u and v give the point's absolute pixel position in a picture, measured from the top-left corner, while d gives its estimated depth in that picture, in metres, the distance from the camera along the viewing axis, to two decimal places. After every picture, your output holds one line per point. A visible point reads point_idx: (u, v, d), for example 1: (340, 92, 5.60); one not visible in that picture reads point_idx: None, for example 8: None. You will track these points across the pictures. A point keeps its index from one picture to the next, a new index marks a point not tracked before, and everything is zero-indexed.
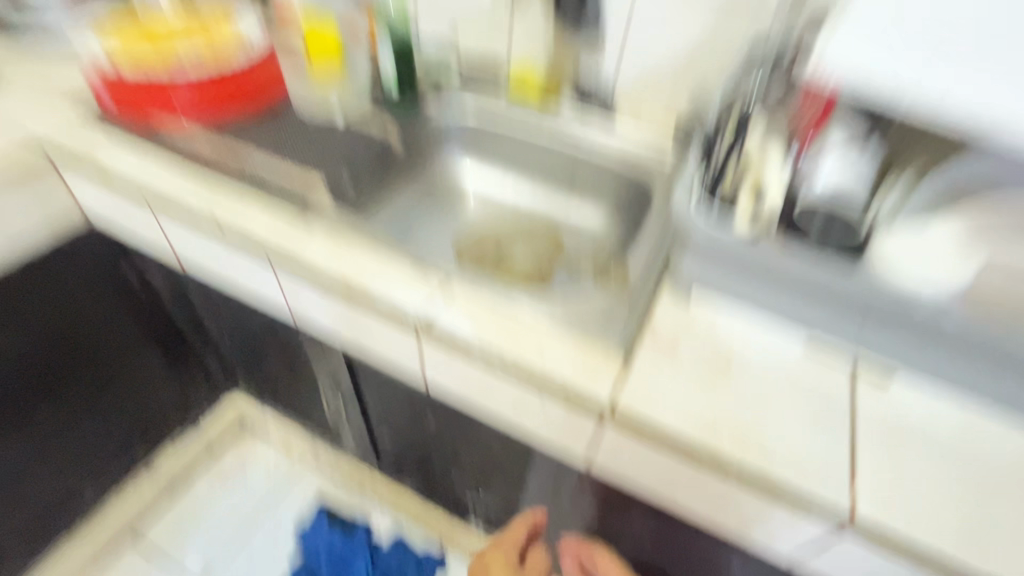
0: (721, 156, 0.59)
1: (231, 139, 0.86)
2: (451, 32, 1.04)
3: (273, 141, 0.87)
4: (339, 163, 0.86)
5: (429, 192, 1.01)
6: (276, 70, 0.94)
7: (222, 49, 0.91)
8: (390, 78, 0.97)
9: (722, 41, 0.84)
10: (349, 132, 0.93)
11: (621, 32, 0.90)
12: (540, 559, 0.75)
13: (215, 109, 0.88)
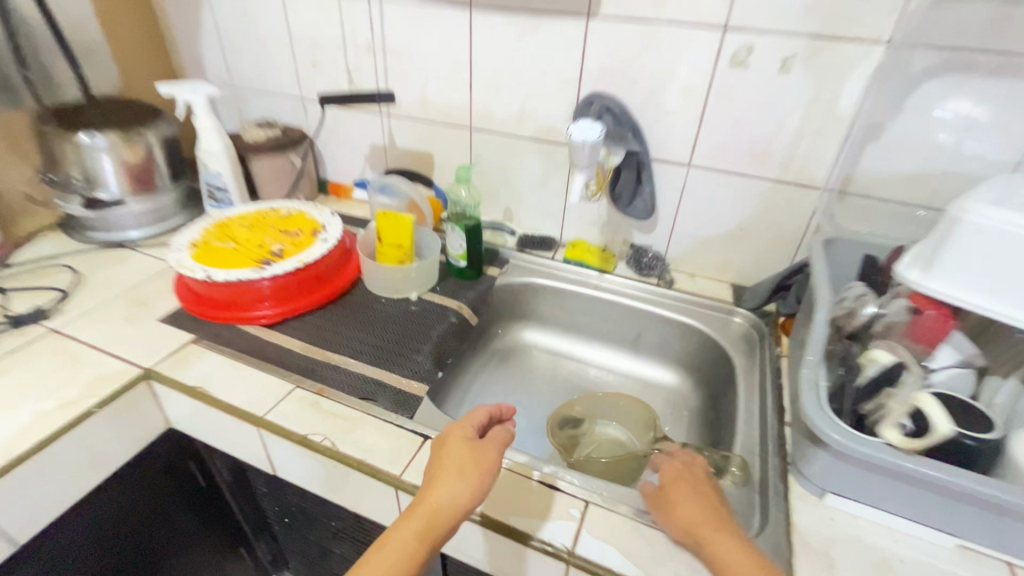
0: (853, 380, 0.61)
1: (317, 330, 0.88)
2: (508, 208, 1.13)
3: (357, 330, 0.88)
4: (424, 348, 0.86)
5: (501, 360, 1.05)
6: (347, 258, 1.01)
7: (304, 243, 0.95)
8: (458, 253, 1.01)
9: (770, 219, 0.92)
10: (426, 309, 0.95)
11: (673, 212, 0.99)
12: (502, 432, 0.65)
13: (298, 298, 0.91)
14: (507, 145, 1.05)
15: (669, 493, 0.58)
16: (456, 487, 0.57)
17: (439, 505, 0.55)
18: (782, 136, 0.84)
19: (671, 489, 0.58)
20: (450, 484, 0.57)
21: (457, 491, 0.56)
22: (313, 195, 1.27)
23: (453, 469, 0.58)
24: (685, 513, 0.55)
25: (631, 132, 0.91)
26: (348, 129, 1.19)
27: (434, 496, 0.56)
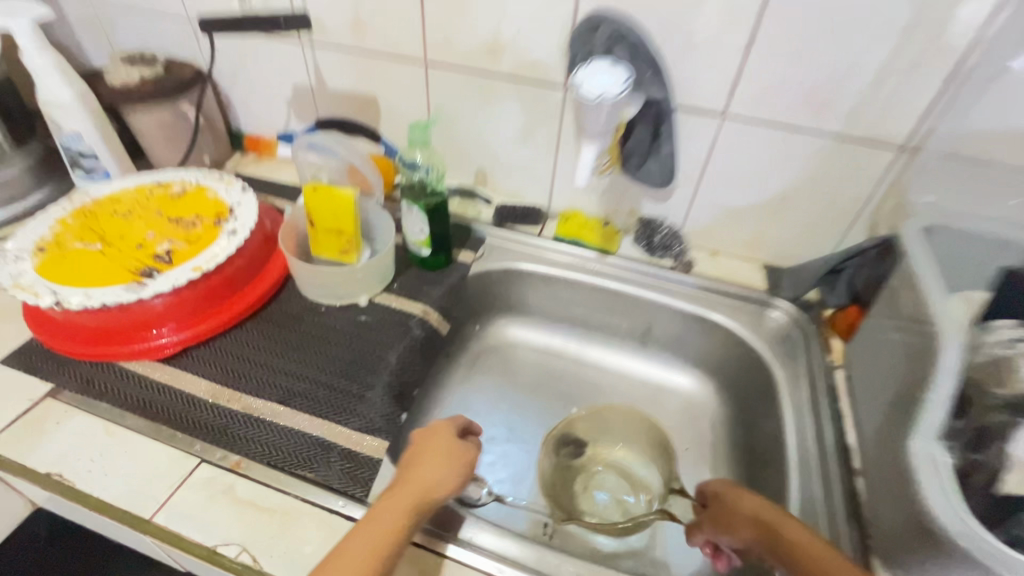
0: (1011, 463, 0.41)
1: (231, 363, 0.65)
2: (481, 169, 0.88)
3: (286, 361, 0.66)
4: (379, 380, 0.65)
5: (480, 367, 0.85)
6: (269, 250, 0.76)
7: (205, 238, 0.70)
8: (421, 236, 0.76)
9: (824, 186, 0.71)
10: (378, 320, 0.72)
11: (696, 176, 0.76)
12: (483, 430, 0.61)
13: (202, 317, 0.67)
14: (477, 86, 0.78)
15: (735, 498, 0.54)
16: (441, 470, 0.52)
17: (429, 486, 0.50)
18: (858, 75, 0.61)
19: (735, 494, 0.54)
20: (440, 465, 0.52)
21: (449, 474, 0.52)
22: (224, 153, 0.97)
23: (442, 452, 0.54)
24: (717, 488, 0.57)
25: (649, 70, 0.66)
26: (262, 63, 0.89)
27: (416, 477, 0.51)
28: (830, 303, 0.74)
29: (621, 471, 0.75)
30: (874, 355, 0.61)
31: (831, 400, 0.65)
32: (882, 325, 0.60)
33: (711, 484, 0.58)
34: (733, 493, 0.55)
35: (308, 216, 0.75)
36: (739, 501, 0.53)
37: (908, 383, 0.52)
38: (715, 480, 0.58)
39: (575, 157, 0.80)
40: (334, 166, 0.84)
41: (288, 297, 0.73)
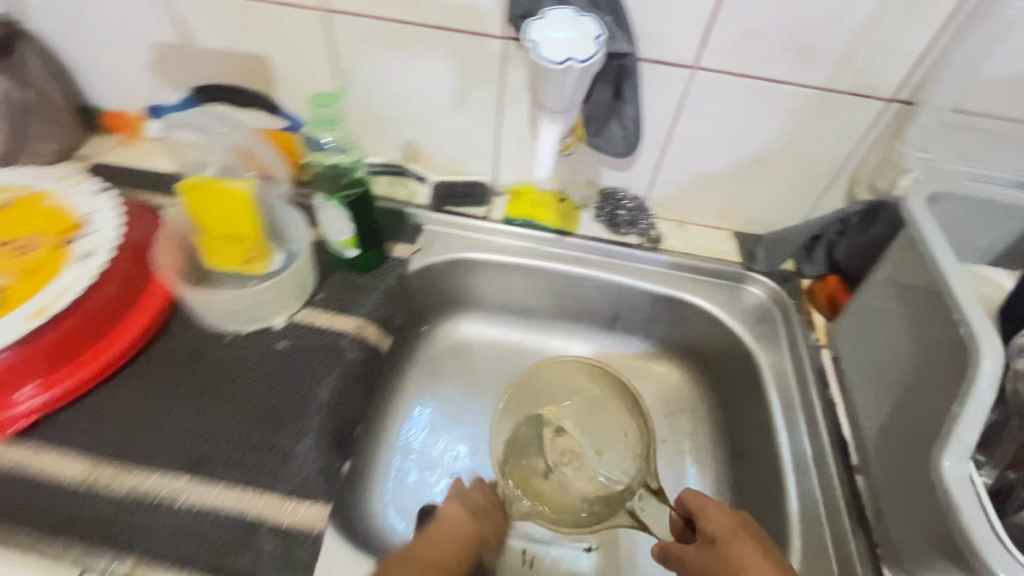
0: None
1: (112, 428, 0.51)
2: (409, 141, 0.73)
3: (187, 415, 0.52)
4: (312, 425, 0.53)
5: (432, 374, 0.75)
6: (147, 267, 0.59)
7: (44, 265, 0.53)
8: (344, 236, 0.62)
9: (803, 146, 0.63)
10: (302, 345, 0.59)
11: (662, 140, 0.66)
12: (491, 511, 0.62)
13: (63, 372, 0.52)
14: (394, 39, 0.62)
15: (733, 562, 0.44)
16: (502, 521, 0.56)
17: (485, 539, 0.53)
18: (851, 15, 0.52)
19: (736, 556, 0.44)
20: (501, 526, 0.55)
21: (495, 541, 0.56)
22: (75, 138, 0.76)
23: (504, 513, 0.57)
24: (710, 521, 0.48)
25: (608, 15, 0.53)
26: (103, 16, 0.67)
27: (487, 522, 0.54)
28: (807, 274, 0.69)
29: None
30: (869, 334, 0.56)
31: (819, 385, 0.60)
32: (881, 304, 0.55)
33: (713, 522, 0.48)
34: (733, 550, 0.45)
35: (192, 220, 0.58)
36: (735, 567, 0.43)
37: (925, 381, 0.47)
38: (718, 522, 0.47)
39: (522, 123, 0.68)
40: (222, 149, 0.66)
41: (183, 328, 0.59)
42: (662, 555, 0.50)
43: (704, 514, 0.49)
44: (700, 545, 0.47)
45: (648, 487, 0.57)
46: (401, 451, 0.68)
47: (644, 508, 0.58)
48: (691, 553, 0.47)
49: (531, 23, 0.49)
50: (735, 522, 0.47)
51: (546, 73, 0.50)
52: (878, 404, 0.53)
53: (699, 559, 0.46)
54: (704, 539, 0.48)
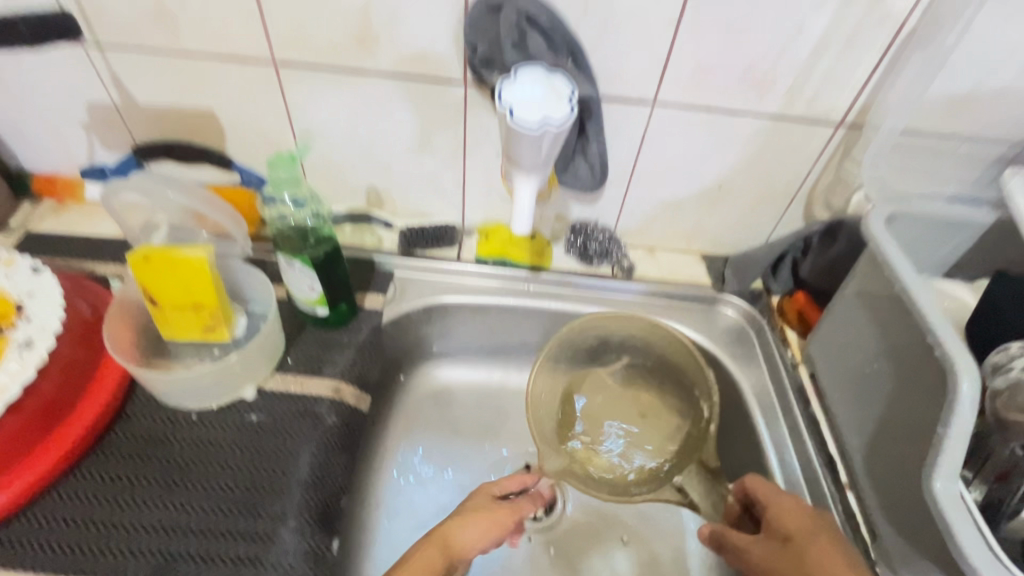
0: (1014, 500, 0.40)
1: (65, 537, 0.46)
2: (372, 187, 0.71)
3: (151, 511, 0.48)
4: (290, 505, 0.50)
5: (415, 425, 0.72)
6: (96, 347, 0.55)
7: None
8: (313, 295, 0.59)
9: (762, 171, 0.65)
10: (272, 417, 0.55)
11: (627, 172, 0.66)
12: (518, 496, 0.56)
13: (5, 479, 0.47)
14: (350, 89, 0.61)
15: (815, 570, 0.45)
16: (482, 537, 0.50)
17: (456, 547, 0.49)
18: (797, 48, 0.54)
19: (817, 565, 0.45)
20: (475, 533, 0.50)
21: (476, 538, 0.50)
22: (3, 207, 0.71)
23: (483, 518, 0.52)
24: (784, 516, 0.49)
25: (569, 58, 0.54)
26: (29, 77, 0.63)
27: (456, 538, 0.50)
28: (775, 291, 0.71)
29: (593, 513, 0.68)
30: (837, 346, 0.59)
31: (801, 403, 0.61)
32: (850, 322, 0.57)
33: (788, 522, 0.48)
34: (812, 558, 0.46)
35: (144, 289, 0.54)
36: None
37: (903, 395, 0.49)
38: (794, 523, 0.48)
39: (486, 164, 0.67)
40: (170, 209, 0.60)
41: (140, 412, 0.54)
42: (714, 539, 0.52)
43: (776, 509, 0.49)
44: (767, 537, 0.49)
45: (702, 463, 0.55)
46: (390, 512, 0.65)
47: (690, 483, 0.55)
48: (757, 545, 0.49)
49: (501, 88, 0.48)
50: (807, 524, 0.48)
51: (521, 137, 0.48)
52: (860, 420, 0.54)
53: (769, 555, 0.48)
54: (773, 533, 0.49)
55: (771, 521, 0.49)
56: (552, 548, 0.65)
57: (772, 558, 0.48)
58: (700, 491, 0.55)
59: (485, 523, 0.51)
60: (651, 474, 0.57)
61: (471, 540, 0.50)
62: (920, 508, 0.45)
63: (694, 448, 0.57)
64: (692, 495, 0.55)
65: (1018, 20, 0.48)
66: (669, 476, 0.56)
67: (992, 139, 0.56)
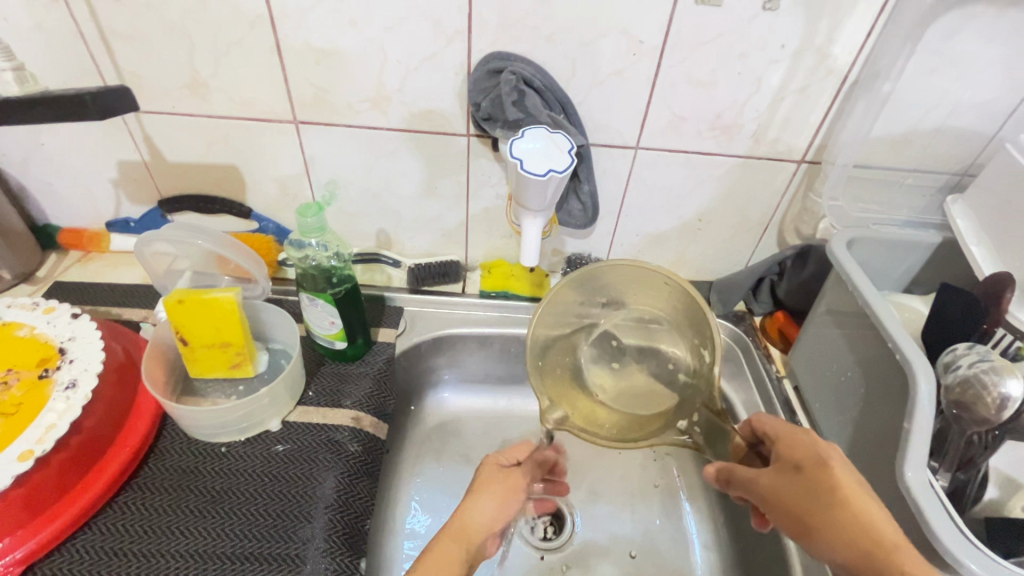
0: (968, 476, 0.49)
1: (106, 567, 0.48)
2: (383, 230, 0.77)
3: (191, 538, 0.51)
4: (317, 529, 0.53)
5: (427, 452, 0.75)
6: (131, 388, 0.59)
7: (23, 399, 0.51)
8: (332, 329, 0.64)
9: (736, 204, 0.72)
10: (298, 446, 0.59)
11: (616, 209, 0.73)
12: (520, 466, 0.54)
13: (49, 513, 0.49)
14: (365, 144, 0.67)
15: (826, 491, 0.44)
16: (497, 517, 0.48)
17: (474, 526, 0.47)
18: (758, 98, 0.62)
19: (826, 486, 0.44)
20: (491, 510, 0.48)
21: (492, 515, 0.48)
22: (32, 259, 0.75)
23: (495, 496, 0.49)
24: (798, 450, 0.47)
25: (561, 112, 0.61)
26: (67, 141, 0.69)
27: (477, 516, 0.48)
28: (757, 312, 0.77)
29: (601, 530, 0.71)
30: (815, 359, 0.64)
31: (788, 413, 0.67)
32: (824, 335, 0.63)
33: (796, 450, 0.47)
34: (823, 481, 0.44)
35: (176, 332, 0.57)
36: (829, 499, 0.43)
37: (874, 399, 0.54)
38: (803, 450, 0.47)
39: (487, 205, 0.73)
40: (196, 255, 0.65)
41: (172, 447, 0.58)
42: (723, 476, 0.51)
43: (785, 440, 0.49)
44: (776, 468, 0.48)
45: (708, 411, 0.51)
46: (407, 536, 0.68)
47: (697, 432, 0.51)
48: (766, 474, 0.47)
49: (509, 142, 0.54)
50: (815, 449, 0.47)
51: (528, 183, 0.54)
52: (839, 424, 0.60)
53: (778, 483, 0.47)
54: (782, 463, 0.47)
55: (781, 452, 0.48)
56: (565, 565, 0.68)
57: (779, 485, 0.47)
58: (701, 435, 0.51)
59: (497, 495, 0.49)
60: (654, 422, 0.53)
61: (483, 519, 0.48)
62: (898, 501, 0.50)
63: (694, 392, 0.52)
64: (697, 438, 0.51)
65: (942, 72, 0.56)
66: (672, 421, 0.53)
67: (933, 171, 0.64)
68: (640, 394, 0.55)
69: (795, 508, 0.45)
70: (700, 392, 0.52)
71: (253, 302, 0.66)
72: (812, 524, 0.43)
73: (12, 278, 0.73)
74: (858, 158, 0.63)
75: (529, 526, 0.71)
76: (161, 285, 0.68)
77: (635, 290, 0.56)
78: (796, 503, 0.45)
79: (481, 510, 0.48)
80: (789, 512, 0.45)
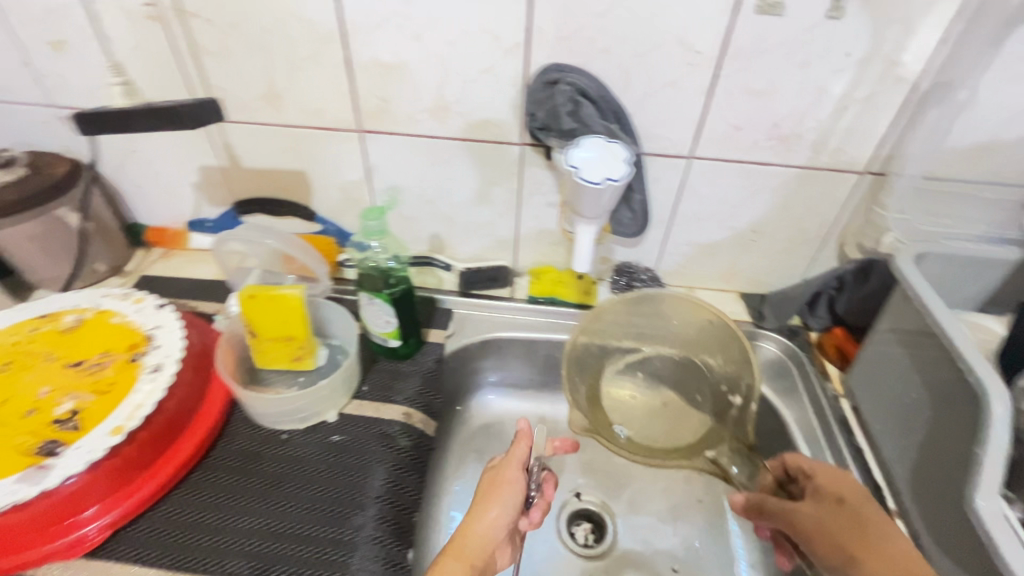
0: None
1: (178, 536, 0.53)
2: (436, 235, 0.80)
3: (254, 517, 0.54)
4: (369, 518, 0.55)
5: (472, 452, 0.77)
6: (207, 373, 0.64)
7: (119, 378, 0.56)
8: (387, 329, 0.67)
9: (793, 216, 0.71)
10: (352, 438, 0.62)
11: (667, 218, 0.73)
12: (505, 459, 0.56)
13: (132, 484, 0.54)
14: (423, 151, 0.70)
15: (873, 523, 0.46)
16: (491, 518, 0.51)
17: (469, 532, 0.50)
18: (820, 108, 0.60)
19: (873, 518, 0.47)
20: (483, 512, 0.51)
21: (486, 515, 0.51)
22: (123, 254, 0.83)
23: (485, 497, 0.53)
24: (839, 487, 0.50)
25: (615, 121, 0.62)
26: (158, 148, 0.76)
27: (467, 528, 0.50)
28: (813, 326, 0.75)
29: (644, 541, 0.70)
30: (877, 381, 0.62)
31: (846, 435, 0.64)
32: (885, 351, 0.60)
33: (838, 484, 0.50)
34: (868, 513, 0.47)
35: (247, 325, 0.62)
36: (879, 531, 0.46)
37: (943, 425, 0.51)
38: (842, 484, 0.50)
39: (538, 212, 0.75)
40: (262, 253, 0.70)
41: (239, 431, 0.62)
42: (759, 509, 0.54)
43: (823, 474, 0.51)
44: (817, 502, 0.50)
45: (739, 444, 0.61)
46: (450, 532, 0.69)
47: (729, 461, 0.61)
48: (806, 507, 0.50)
49: (565, 153, 0.56)
50: (849, 484, 0.50)
51: (584, 191, 0.55)
52: (902, 447, 0.57)
53: (822, 515, 0.49)
54: (824, 497, 0.50)
55: (819, 486, 0.51)
56: (606, 572, 0.68)
57: (825, 518, 0.49)
58: (735, 466, 0.61)
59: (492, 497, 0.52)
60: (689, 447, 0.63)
61: (481, 521, 0.51)
62: (969, 531, 0.48)
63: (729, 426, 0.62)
64: (726, 466, 0.61)
65: None
66: (704, 449, 0.63)
67: (1015, 184, 0.60)
68: (677, 424, 0.66)
69: (846, 537, 0.46)
70: (733, 428, 0.62)
71: (316, 299, 0.70)
72: (861, 557, 0.45)
73: (105, 270, 0.80)
74: (929, 169, 0.61)
75: (570, 532, 0.71)
76: (234, 281, 0.74)
77: (680, 327, 0.65)
78: (844, 532, 0.47)
79: (497, 510, 0.52)
80: (839, 543, 0.46)
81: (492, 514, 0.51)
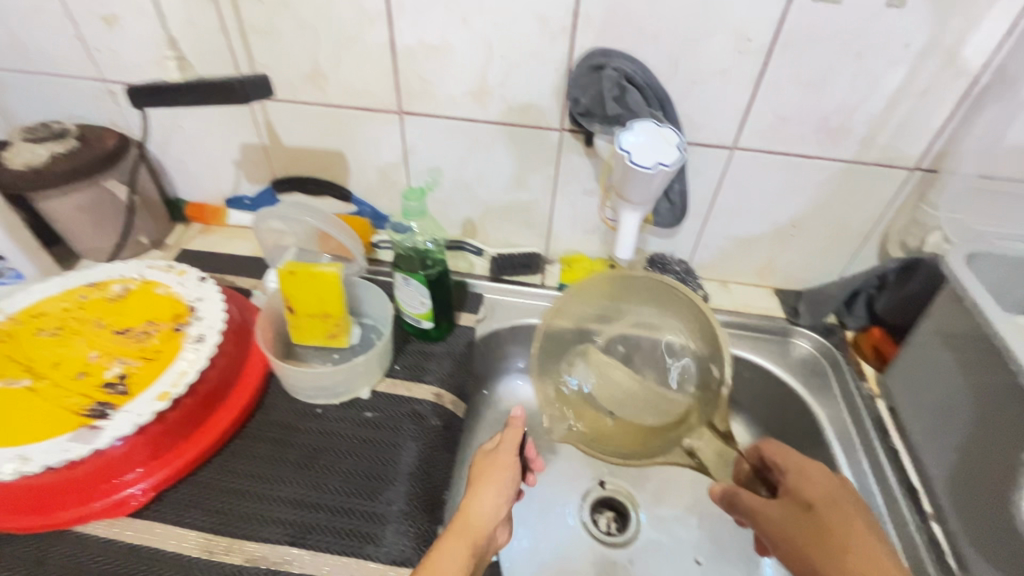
0: None
1: (220, 501, 0.54)
2: (469, 220, 0.80)
3: (290, 486, 0.56)
4: (400, 493, 0.56)
5: None
6: (247, 346, 0.65)
7: (163, 346, 0.58)
8: (421, 310, 0.67)
9: (836, 212, 0.69)
10: (385, 415, 0.63)
11: (705, 210, 0.72)
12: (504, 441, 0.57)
13: (174, 450, 0.56)
14: (462, 135, 0.70)
15: (837, 534, 0.46)
16: (495, 500, 0.52)
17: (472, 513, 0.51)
18: (872, 101, 0.59)
19: (839, 529, 0.46)
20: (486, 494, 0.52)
21: (491, 497, 0.52)
22: (164, 228, 0.85)
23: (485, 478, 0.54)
24: (813, 490, 0.49)
25: (659, 109, 0.61)
26: (202, 125, 0.77)
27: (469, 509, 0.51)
28: (850, 326, 0.73)
29: (668, 531, 0.70)
30: (919, 382, 0.61)
31: (881, 435, 0.63)
32: (927, 352, 0.59)
33: (812, 489, 0.49)
34: (835, 524, 0.47)
35: (285, 300, 0.63)
36: (842, 544, 0.45)
37: (988, 427, 0.51)
38: (818, 489, 0.49)
39: (573, 200, 0.74)
40: (301, 231, 0.71)
41: (275, 404, 0.63)
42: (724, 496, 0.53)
43: (801, 476, 0.51)
44: (788, 502, 0.50)
45: (712, 427, 0.55)
46: None
47: (702, 448, 0.55)
48: (774, 506, 0.50)
49: (615, 136, 0.55)
50: (827, 493, 0.49)
51: (634, 176, 0.55)
52: (940, 449, 0.57)
53: (790, 517, 0.49)
54: (794, 498, 0.50)
55: (795, 487, 0.50)
56: (629, 560, 0.68)
57: (790, 521, 0.48)
58: (709, 453, 0.55)
59: (490, 480, 0.53)
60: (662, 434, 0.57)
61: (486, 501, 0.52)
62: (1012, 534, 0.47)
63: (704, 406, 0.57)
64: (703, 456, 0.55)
65: None
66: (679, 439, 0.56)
67: None
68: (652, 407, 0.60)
69: (807, 543, 0.46)
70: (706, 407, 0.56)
71: (351, 278, 0.71)
72: (818, 562, 0.45)
73: (148, 243, 0.83)
74: (984, 167, 0.59)
75: (593, 520, 0.72)
76: (272, 258, 0.75)
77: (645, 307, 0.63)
78: (807, 538, 0.47)
79: (496, 490, 0.53)
80: (798, 548, 0.46)
81: (492, 494, 0.53)
